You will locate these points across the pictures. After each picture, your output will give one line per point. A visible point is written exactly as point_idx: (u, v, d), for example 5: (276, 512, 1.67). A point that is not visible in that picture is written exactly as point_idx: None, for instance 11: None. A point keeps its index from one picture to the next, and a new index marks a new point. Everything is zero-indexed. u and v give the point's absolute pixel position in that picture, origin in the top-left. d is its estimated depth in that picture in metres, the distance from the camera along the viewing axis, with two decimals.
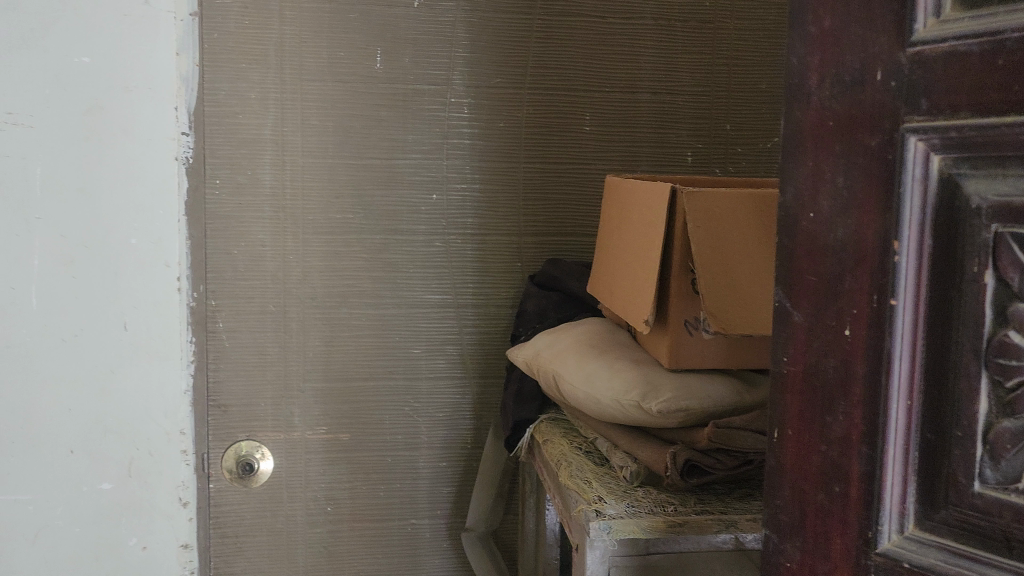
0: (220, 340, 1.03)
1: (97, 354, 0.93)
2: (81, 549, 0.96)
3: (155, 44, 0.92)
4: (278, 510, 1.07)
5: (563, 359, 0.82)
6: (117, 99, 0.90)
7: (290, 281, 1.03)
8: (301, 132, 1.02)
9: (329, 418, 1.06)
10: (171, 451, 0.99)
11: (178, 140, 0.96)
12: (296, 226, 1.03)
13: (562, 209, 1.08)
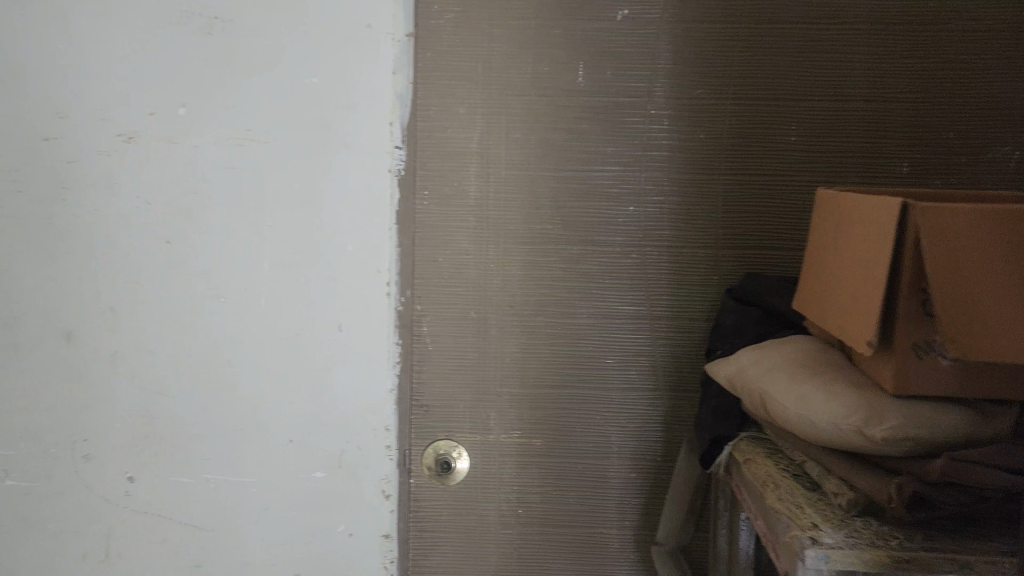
0: (424, 343, 1.08)
1: (315, 350, 1.06)
2: (296, 530, 1.09)
3: (377, 64, 1.02)
4: (472, 508, 1.10)
5: (771, 378, 0.80)
6: (340, 119, 1.02)
7: (491, 289, 1.07)
8: (505, 144, 1.05)
9: (524, 423, 1.09)
10: (377, 446, 1.08)
11: (392, 154, 1.04)
12: (498, 236, 1.06)
13: (764, 221, 1.04)
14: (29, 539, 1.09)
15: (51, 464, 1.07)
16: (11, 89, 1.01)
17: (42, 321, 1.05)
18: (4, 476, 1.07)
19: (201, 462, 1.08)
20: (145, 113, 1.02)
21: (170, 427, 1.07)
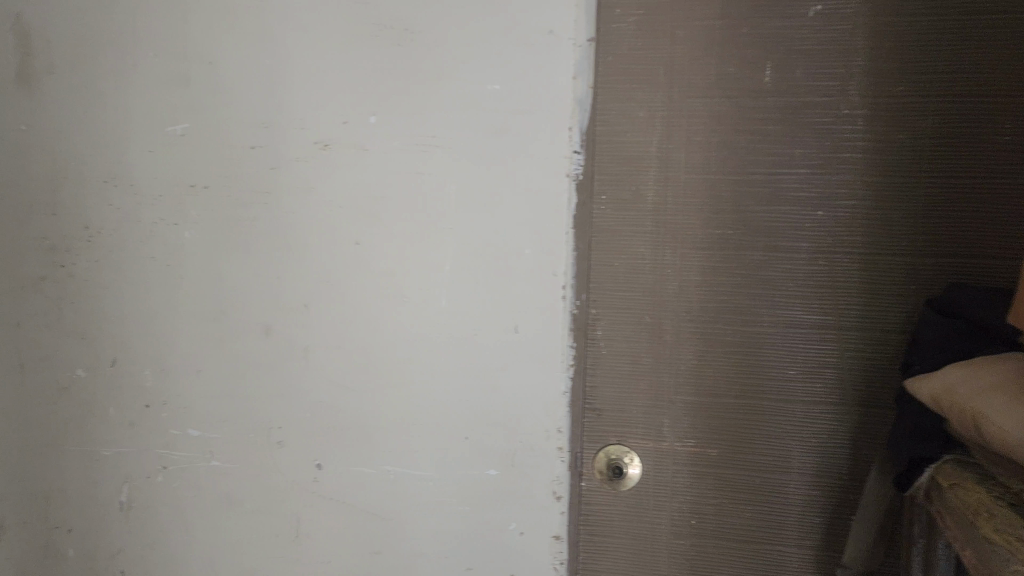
0: (598, 347, 1.08)
1: (491, 351, 1.09)
2: (469, 525, 1.12)
3: (557, 70, 1.02)
4: (643, 516, 1.09)
5: (985, 398, 0.73)
6: (521, 125, 1.04)
7: (667, 295, 1.05)
8: (686, 148, 1.03)
9: (698, 432, 1.06)
10: (549, 448, 1.08)
11: (570, 158, 1.04)
12: (676, 241, 1.04)
13: (970, 228, 0.96)
14: (228, 517, 1.17)
15: (250, 448, 1.15)
16: (223, 102, 1.10)
17: (246, 315, 1.13)
18: (208, 458, 1.16)
19: (382, 454, 1.13)
20: (339, 122, 1.08)
21: (355, 419, 1.12)
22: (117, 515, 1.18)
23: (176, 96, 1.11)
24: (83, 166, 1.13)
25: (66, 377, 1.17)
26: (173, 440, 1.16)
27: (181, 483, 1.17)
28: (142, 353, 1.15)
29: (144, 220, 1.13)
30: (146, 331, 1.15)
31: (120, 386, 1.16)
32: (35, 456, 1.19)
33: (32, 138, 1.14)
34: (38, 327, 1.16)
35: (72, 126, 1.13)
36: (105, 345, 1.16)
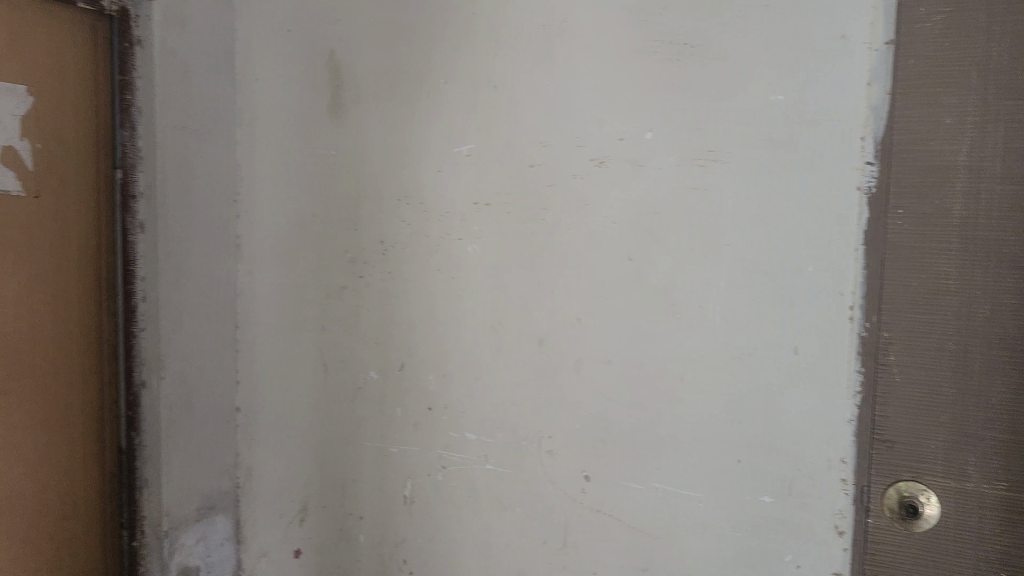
0: (891, 374, 0.97)
1: (768, 372, 1.04)
2: (741, 552, 1.08)
3: (849, 77, 0.97)
4: (941, 563, 0.96)
5: None
6: (807, 135, 1.00)
7: (977, 318, 0.92)
8: (1004, 154, 0.90)
9: (1014, 476, 0.92)
10: (830, 477, 1.02)
11: (862, 170, 0.98)
12: (989, 259, 0.91)
13: None
14: (501, 520, 1.22)
15: (523, 455, 1.19)
16: (505, 124, 1.16)
17: (522, 326, 1.18)
18: (484, 461, 1.22)
19: (651, 471, 1.12)
20: (615, 139, 1.09)
21: (624, 432, 1.13)
22: (401, 507, 1.28)
23: (464, 121, 1.18)
24: (381, 186, 1.25)
25: (362, 377, 1.29)
26: (453, 442, 1.23)
27: (459, 483, 1.23)
28: (427, 359, 1.24)
29: (432, 235, 1.22)
30: (430, 339, 1.23)
31: (407, 389, 1.26)
32: (336, 447, 1.32)
33: (339, 162, 1.28)
34: (340, 330, 1.30)
35: (372, 150, 1.25)
36: (396, 350, 1.26)
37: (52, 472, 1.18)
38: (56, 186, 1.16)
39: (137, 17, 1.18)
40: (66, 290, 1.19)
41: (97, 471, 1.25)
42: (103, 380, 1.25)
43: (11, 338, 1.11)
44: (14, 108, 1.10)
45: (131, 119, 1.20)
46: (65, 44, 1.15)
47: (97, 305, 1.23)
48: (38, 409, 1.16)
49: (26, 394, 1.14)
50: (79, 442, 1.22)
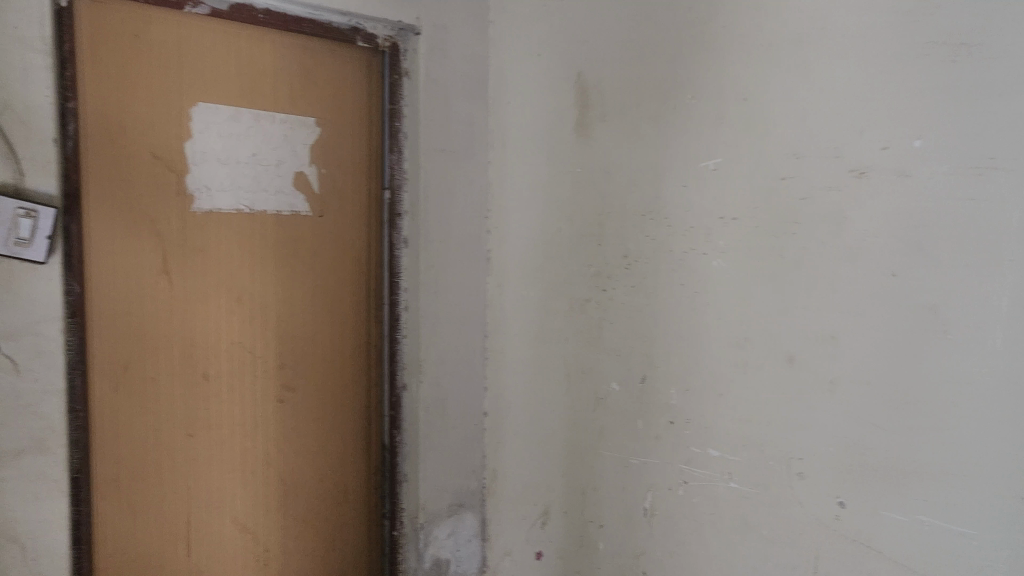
0: None
1: None
2: None
3: None
4: None
5: None
6: None
7: None
8: None
9: None
10: None
11: None
12: None
13: None
14: (746, 541, 1.13)
15: (767, 474, 1.10)
16: (754, 136, 1.08)
17: (772, 345, 1.08)
18: (728, 479, 1.15)
19: (913, 499, 0.95)
20: (878, 147, 0.96)
21: (887, 464, 0.97)
22: (641, 519, 1.26)
23: (713, 134, 1.13)
24: (625, 200, 1.25)
25: (603, 389, 1.31)
26: (694, 457, 1.19)
27: (701, 500, 1.18)
28: (670, 373, 1.21)
29: (675, 250, 1.19)
30: (672, 353, 1.21)
31: (649, 403, 1.24)
32: (577, 455, 1.35)
33: (582, 178, 1.31)
34: (584, 341, 1.33)
35: (614, 166, 1.27)
36: (637, 363, 1.26)
37: (327, 461, 1.32)
38: (337, 206, 1.30)
39: (406, 50, 1.31)
40: (343, 300, 1.32)
41: (363, 464, 1.38)
42: (370, 380, 1.37)
43: (299, 340, 1.27)
44: (304, 139, 1.25)
45: (398, 144, 1.33)
46: (347, 78, 1.29)
47: (367, 312, 1.36)
48: (319, 404, 1.30)
49: (309, 390, 1.29)
50: (351, 436, 1.35)
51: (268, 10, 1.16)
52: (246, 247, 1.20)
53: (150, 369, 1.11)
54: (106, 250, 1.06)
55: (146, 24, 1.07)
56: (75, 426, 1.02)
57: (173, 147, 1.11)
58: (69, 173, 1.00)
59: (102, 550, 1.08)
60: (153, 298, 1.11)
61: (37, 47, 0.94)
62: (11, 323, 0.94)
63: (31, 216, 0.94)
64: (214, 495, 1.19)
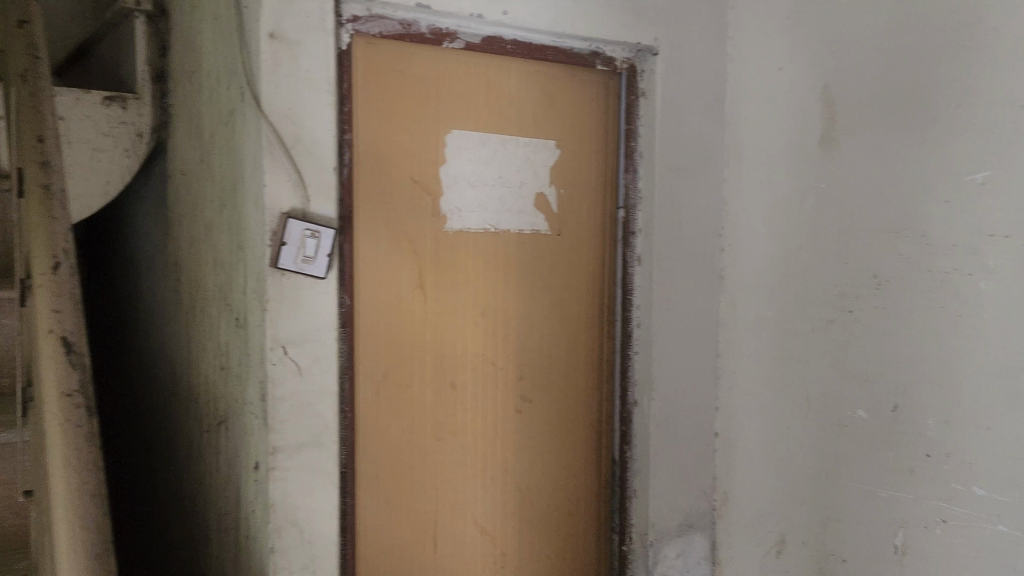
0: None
1: None
2: None
3: None
4: None
5: None
6: None
7: None
8: None
9: None
10: None
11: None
12: None
13: None
14: None
15: None
16: None
17: None
18: (996, 521, 1.03)
19: None
20: None
21: None
22: (891, 558, 1.17)
23: (980, 145, 1.04)
24: (875, 216, 1.18)
25: (848, 415, 1.24)
26: (956, 495, 1.08)
27: (962, 542, 1.07)
28: (927, 402, 1.12)
29: (935, 270, 1.10)
30: (929, 380, 1.12)
31: (902, 432, 1.15)
32: (816, 483, 1.29)
33: (827, 194, 1.26)
34: (827, 365, 1.27)
35: (861, 180, 1.20)
36: (888, 390, 1.17)
37: (560, 471, 1.36)
38: (574, 224, 1.34)
39: (643, 71, 1.34)
40: (578, 315, 1.36)
41: (595, 477, 1.40)
42: (602, 396, 1.40)
43: (536, 354, 1.32)
44: (545, 160, 1.30)
45: (633, 163, 1.35)
46: (585, 101, 1.33)
47: (600, 328, 1.39)
48: (553, 417, 1.35)
49: (545, 402, 1.34)
50: (583, 449, 1.38)
51: (515, 40, 1.24)
52: (490, 264, 1.27)
53: (406, 377, 1.21)
54: (372, 267, 1.16)
55: (410, 60, 1.17)
56: (344, 425, 1.13)
57: (430, 172, 1.20)
58: (344, 198, 1.11)
59: (363, 541, 1.18)
60: (410, 312, 1.20)
61: (322, 87, 1.07)
62: (296, 330, 1.06)
63: (315, 237, 1.05)
64: (457, 497, 1.26)
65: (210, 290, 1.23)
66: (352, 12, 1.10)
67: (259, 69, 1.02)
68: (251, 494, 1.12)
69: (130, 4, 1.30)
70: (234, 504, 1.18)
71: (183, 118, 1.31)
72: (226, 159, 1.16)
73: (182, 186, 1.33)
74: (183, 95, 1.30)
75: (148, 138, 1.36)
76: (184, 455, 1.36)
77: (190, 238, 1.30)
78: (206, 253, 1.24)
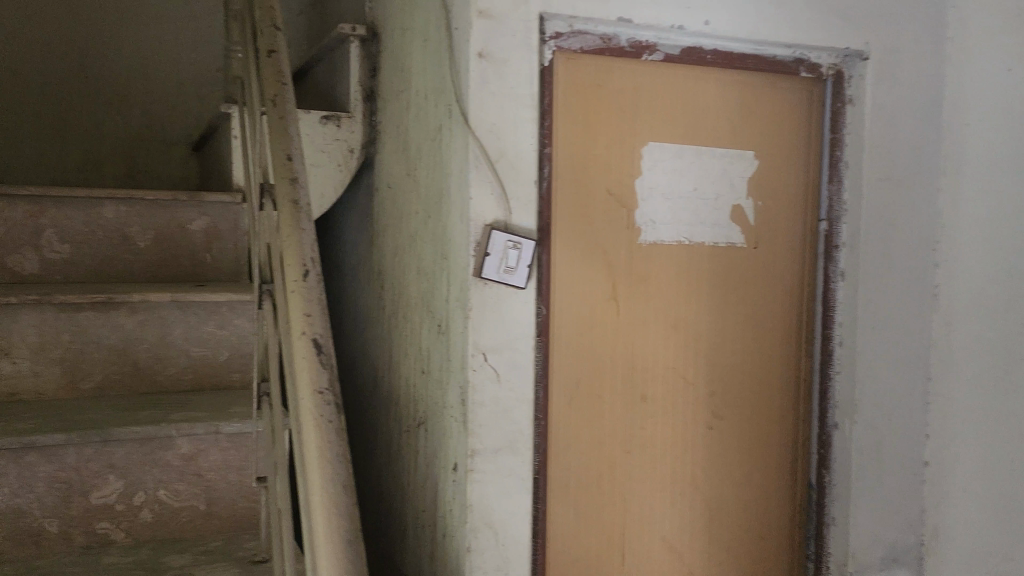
0: None
1: None
2: None
3: None
4: None
5: None
6: None
7: None
8: None
9: None
10: None
11: None
12: None
13: None
14: None
15: None
16: None
17: None
18: None
19: None
20: None
21: None
22: None
23: None
24: None
25: None
26: None
27: None
28: None
29: None
30: None
31: None
32: None
33: None
34: None
35: None
36: None
37: (752, 493, 1.32)
38: (772, 237, 1.29)
39: (851, 77, 1.28)
40: (774, 331, 1.31)
41: (789, 502, 1.34)
42: (799, 416, 1.33)
43: (728, 370, 1.29)
44: (743, 172, 1.26)
45: (838, 174, 1.29)
46: (787, 110, 1.28)
47: (798, 346, 1.33)
48: (745, 435, 1.31)
49: (737, 419, 1.30)
50: (777, 471, 1.33)
51: (716, 50, 1.21)
52: (684, 277, 1.25)
53: (598, 388, 1.21)
54: (568, 278, 1.18)
55: (609, 73, 1.18)
56: (538, 433, 1.15)
57: (626, 185, 1.20)
58: (543, 210, 1.13)
59: (553, 548, 1.19)
60: (603, 322, 1.20)
61: (525, 103, 1.10)
62: (496, 338, 1.11)
63: (517, 248, 1.09)
64: (645, 511, 1.25)
65: (412, 297, 1.30)
66: (555, 29, 1.13)
67: (467, 87, 1.07)
68: (449, 493, 1.16)
69: (346, 30, 1.41)
70: (431, 502, 1.23)
71: (390, 135, 1.39)
72: (432, 172, 1.22)
73: (387, 198, 1.41)
74: (391, 113, 1.38)
75: (358, 153, 1.46)
76: (383, 453, 1.44)
77: (394, 247, 1.38)
78: (409, 262, 1.31)
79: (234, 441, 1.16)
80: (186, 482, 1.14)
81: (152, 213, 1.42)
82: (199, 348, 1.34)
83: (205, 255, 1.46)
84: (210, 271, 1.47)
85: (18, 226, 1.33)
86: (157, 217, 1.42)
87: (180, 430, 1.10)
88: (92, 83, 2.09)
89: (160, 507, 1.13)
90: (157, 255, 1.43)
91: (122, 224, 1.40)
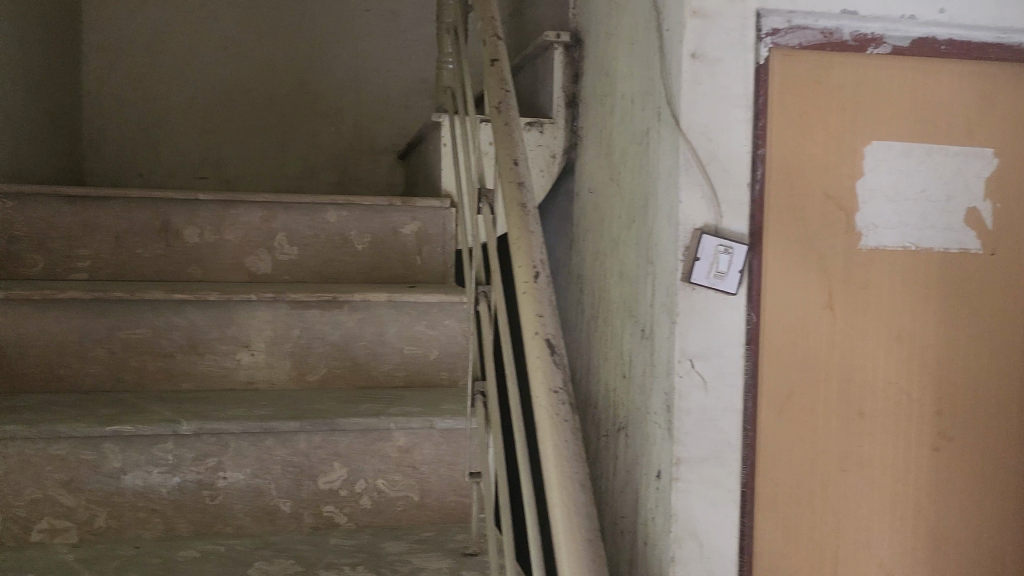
0: None
1: None
2: None
3: None
4: None
5: None
6: None
7: None
8: None
9: None
10: None
11: None
12: None
13: None
14: None
15: None
16: None
17: None
18: None
19: None
20: None
21: None
22: None
23: None
24: None
25: None
26: None
27: None
28: None
29: None
30: None
31: None
32: None
33: None
34: None
35: None
36: None
37: (985, 523, 1.20)
38: (1013, 243, 1.18)
39: None
40: (1013, 346, 1.19)
41: None
42: None
43: (959, 388, 1.18)
44: (980, 171, 1.16)
45: None
46: None
47: None
48: (977, 459, 1.19)
49: (968, 442, 1.19)
50: (1015, 501, 1.21)
51: (950, 40, 1.13)
52: (909, 285, 1.16)
53: (811, 401, 1.14)
54: (783, 287, 1.11)
55: (830, 69, 1.12)
56: (747, 444, 1.11)
57: (847, 187, 1.13)
58: (755, 214, 1.09)
59: (761, 566, 1.14)
60: (819, 332, 1.14)
61: (739, 103, 1.08)
62: (705, 345, 1.09)
63: (728, 252, 1.06)
64: (862, 535, 1.17)
65: (615, 302, 1.30)
66: (772, 25, 1.09)
67: (679, 90, 1.07)
68: (651, 501, 1.15)
69: (551, 37, 1.43)
70: (632, 509, 1.22)
71: (593, 140, 1.40)
72: (639, 176, 1.21)
73: (589, 203, 1.42)
74: (594, 118, 1.39)
75: (559, 158, 1.48)
76: None
77: (595, 251, 1.38)
78: (612, 266, 1.31)
79: (447, 437, 1.21)
80: (402, 473, 1.20)
81: (369, 219, 1.51)
82: (412, 347, 1.40)
83: (415, 258, 1.54)
84: (419, 273, 1.54)
85: (255, 229, 1.47)
86: (372, 222, 1.51)
87: (399, 423, 1.17)
88: (311, 98, 2.26)
89: (379, 495, 1.20)
90: (372, 258, 1.52)
91: (342, 229, 1.51)
